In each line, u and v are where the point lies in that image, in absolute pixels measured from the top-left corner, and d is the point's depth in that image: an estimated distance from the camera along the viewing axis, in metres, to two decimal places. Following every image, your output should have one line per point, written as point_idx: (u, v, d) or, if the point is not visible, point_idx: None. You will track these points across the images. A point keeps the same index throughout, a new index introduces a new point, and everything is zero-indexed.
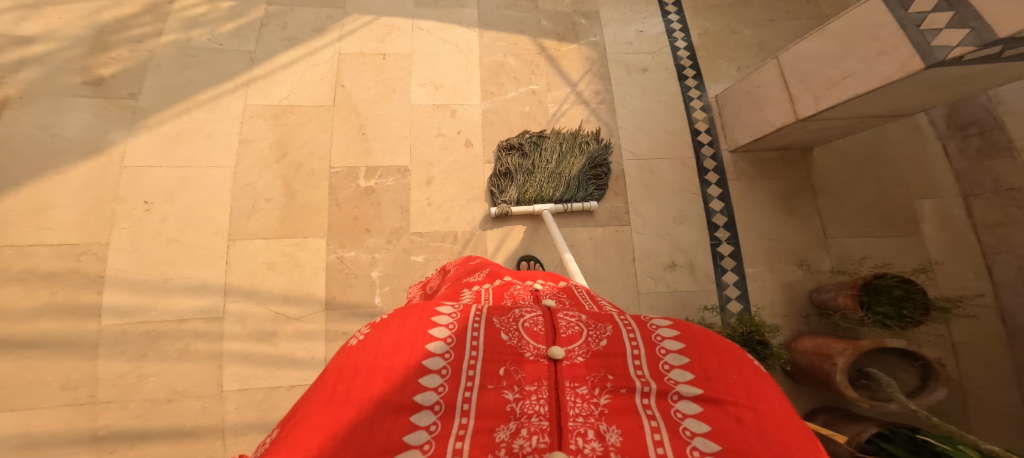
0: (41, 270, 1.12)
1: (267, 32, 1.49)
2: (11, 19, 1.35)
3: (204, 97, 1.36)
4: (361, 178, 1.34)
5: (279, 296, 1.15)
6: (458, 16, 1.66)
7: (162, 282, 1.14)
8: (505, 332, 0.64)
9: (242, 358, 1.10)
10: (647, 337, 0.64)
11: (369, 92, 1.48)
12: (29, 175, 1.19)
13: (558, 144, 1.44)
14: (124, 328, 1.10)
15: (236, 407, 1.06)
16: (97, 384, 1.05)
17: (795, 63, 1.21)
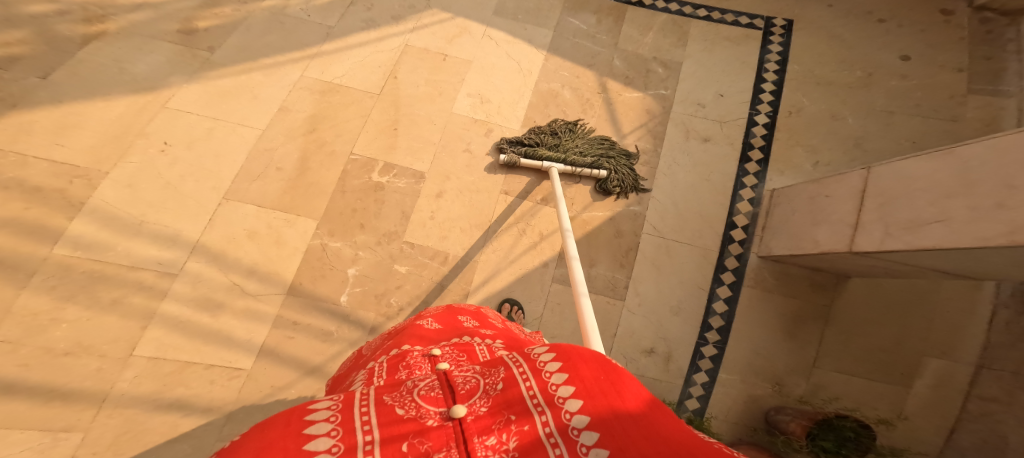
0: (29, 183, 1.15)
1: (353, 11, 1.52)
2: None
3: (268, 61, 1.41)
4: (375, 172, 1.33)
5: (244, 267, 1.16)
6: (532, 34, 1.61)
7: (135, 224, 1.16)
8: (398, 407, 0.45)
9: (170, 325, 1.09)
10: (532, 365, 0.48)
11: (417, 90, 1.46)
12: (76, 94, 1.26)
13: (592, 139, 1.45)
14: (72, 262, 1.10)
15: (134, 374, 1.04)
16: (6, 317, 1.04)
17: (884, 182, 1.03)
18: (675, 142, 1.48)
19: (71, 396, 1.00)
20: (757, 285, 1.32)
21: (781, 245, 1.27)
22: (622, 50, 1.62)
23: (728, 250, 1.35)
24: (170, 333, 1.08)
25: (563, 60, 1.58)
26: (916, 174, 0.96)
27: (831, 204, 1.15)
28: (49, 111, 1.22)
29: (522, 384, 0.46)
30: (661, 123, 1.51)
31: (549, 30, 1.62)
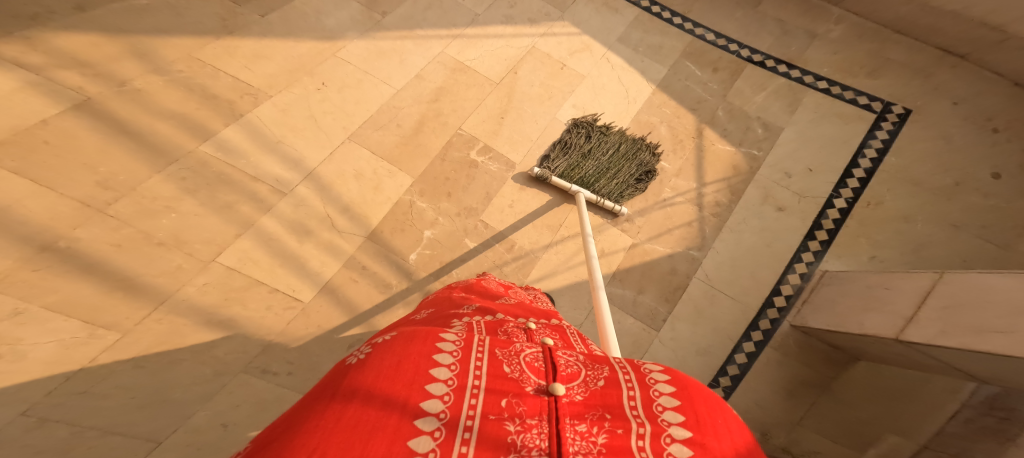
0: (209, 90, 1.30)
1: (497, 5, 1.65)
2: None
3: (420, 33, 1.53)
4: (474, 150, 1.46)
5: (342, 202, 1.31)
6: (646, 68, 1.74)
7: (274, 141, 1.31)
8: (507, 365, 0.61)
9: (259, 239, 1.21)
10: (640, 379, 0.61)
11: (531, 90, 1.57)
12: (277, 34, 1.41)
13: (616, 145, 1.55)
14: (210, 161, 1.23)
15: (203, 281, 1.13)
16: (125, 197, 1.12)
17: (954, 289, 1.08)
18: (751, 202, 1.62)
19: (135, 286, 1.07)
20: (779, 349, 1.45)
21: (819, 320, 1.38)
22: (727, 103, 1.77)
23: (766, 313, 1.49)
24: (257, 248, 1.20)
25: (670, 97, 1.71)
26: (987, 287, 1.03)
27: (888, 295, 1.22)
28: (254, 41, 1.38)
29: (623, 391, 0.59)
30: (745, 183, 1.64)
31: (664, 69, 1.76)
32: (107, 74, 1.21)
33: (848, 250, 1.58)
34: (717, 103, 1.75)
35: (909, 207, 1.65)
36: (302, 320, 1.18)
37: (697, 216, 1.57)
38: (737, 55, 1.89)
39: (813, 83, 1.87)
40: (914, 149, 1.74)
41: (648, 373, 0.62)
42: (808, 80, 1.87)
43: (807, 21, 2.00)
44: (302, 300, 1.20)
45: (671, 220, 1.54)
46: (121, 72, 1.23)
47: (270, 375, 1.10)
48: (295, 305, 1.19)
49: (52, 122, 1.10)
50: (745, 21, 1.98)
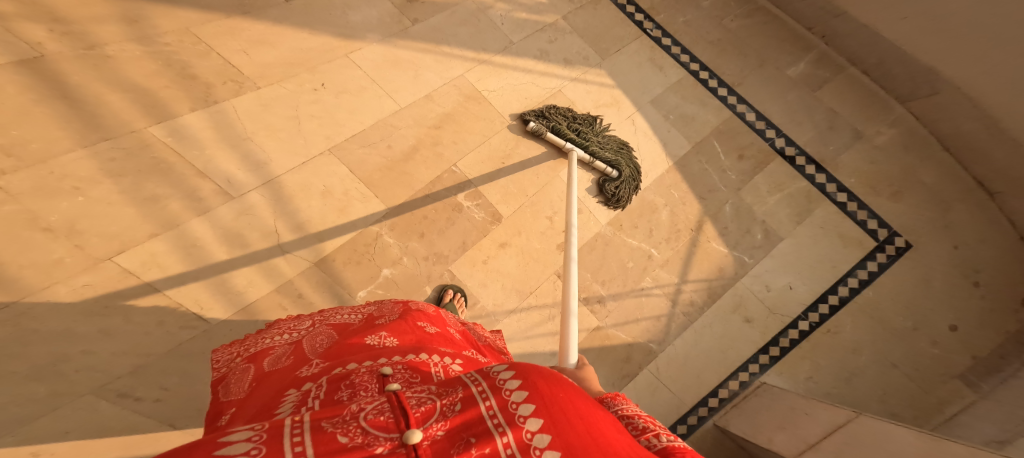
0: (189, 69, 1.14)
1: (536, 36, 1.59)
2: None
3: (445, 50, 1.44)
4: (463, 193, 1.35)
5: (296, 219, 1.15)
6: (670, 139, 1.67)
7: (240, 137, 1.15)
8: (341, 433, 0.37)
9: (177, 244, 1.04)
10: (491, 384, 0.41)
11: (542, 142, 1.48)
12: (293, 22, 1.28)
13: (613, 146, 1.56)
14: (155, 144, 1.07)
15: (82, 283, 0.95)
16: (28, 169, 0.95)
17: (864, 431, 1.08)
18: (720, 307, 1.58)
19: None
20: (696, 446, 1.46)
21: (738, 427, 1.36)
22: (738, 198, 1.69)
23: (695, 411, 1.48)
24: (173, 254, 1.03)
25: (683, 178, 1.65)
26: (887, 432, 1.04)
27: (807, 420, 1.22)
28: (263, 25, 1.24)
29: (481, 405, 0.40)
30: (726, 288, 1.60)
31: (688, 146, 1.68)
32: (78, 35, 1.06)
33: (790, 367, 1.55)
34: (728, 196, 1.68)
35: (865, 341, 1.59)
36: (202, 343, 1.02)
37: (668, 311, 1.54)
38: (770, 142, 1.78)
39: (832, 193, 1.74)
40: (897, 289, 1.65)
41: (500, 373, 0.42)
42: (829, 189, 1.74)
43: (856, 117, 1.84)
44: (209, 322, 1.04)
45: (642, 310, 1.52)
46: (98, 36, 1.08)
47: (131, 401, 0.91)
48: (196, 325, 1.02)
49: None
50: (796, 105, 1.84)
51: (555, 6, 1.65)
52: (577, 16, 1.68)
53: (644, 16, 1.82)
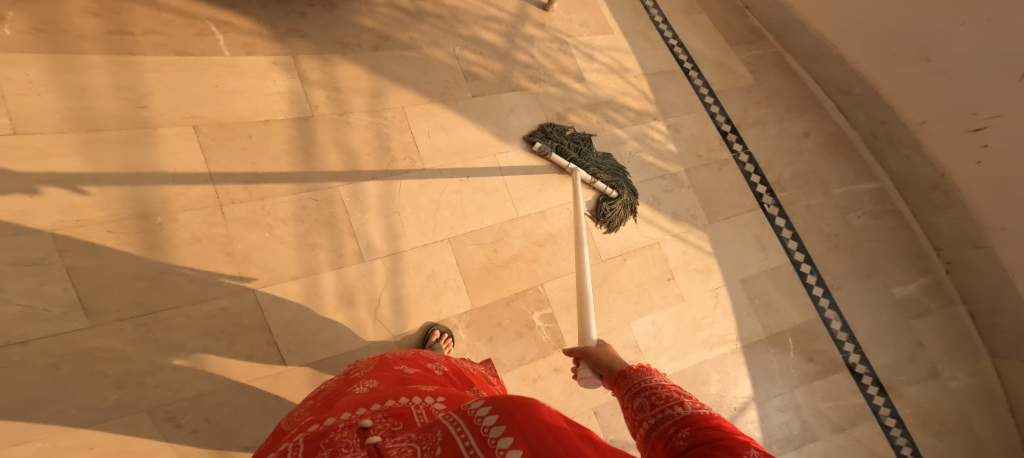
0: (389, 141, 1.33)
1: (657, 181, 1.65)
2: (595, 67, 1.70)
3: (572, 173, 1.55)
4: (539, 311, 1.41)
5: (397, 291, 1.25)
6: (746, 321, 1.65)
7: (391, 208, 1.29)
8: None
9: (307, 290, 1.15)
10: (467, 421, 0.44)
11: (624, 290, 1.54)
12: (469, 116, 1.46)
13: (613, 168, 1.58)
14: (339, 200, 1.23)
15: (220, 305, 1.07)
16: (246, 205, 1.14)
17: None
18: None
19: (171, 279, 1.04)
20: None
21: None
22: (791, 394, 1.61)
23: None
24: (296, 294, 1.14)
25: (746, 361, 1.62)
26: None
27: None
28: (451, 114, 1.43)
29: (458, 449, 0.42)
30: None
31: (761, 334, 1.65)
32: (341, 102, 1.30)
33: None
34: (781, 389, 1.61)
35: None
36: (268, 384, 1.08)
37: None
38: (844, 353, 1.69)
39: (881, 415, 1.64)
40: None
41: (472, 408, 0.44)
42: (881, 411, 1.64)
43: (941, 356, 1.73)
44: (285, 365, 1.10)
45: None
46: (350, 103, 1.31)
47: (173, 426, 0.99)
48: (274, 366, 1.09)
49: (269, 125, 1.21)
50: (886, 327, 1.74)
51: (682, 158, 1.71)
52: (700, 173, 1.72)
53: (767, 188, 1.80)
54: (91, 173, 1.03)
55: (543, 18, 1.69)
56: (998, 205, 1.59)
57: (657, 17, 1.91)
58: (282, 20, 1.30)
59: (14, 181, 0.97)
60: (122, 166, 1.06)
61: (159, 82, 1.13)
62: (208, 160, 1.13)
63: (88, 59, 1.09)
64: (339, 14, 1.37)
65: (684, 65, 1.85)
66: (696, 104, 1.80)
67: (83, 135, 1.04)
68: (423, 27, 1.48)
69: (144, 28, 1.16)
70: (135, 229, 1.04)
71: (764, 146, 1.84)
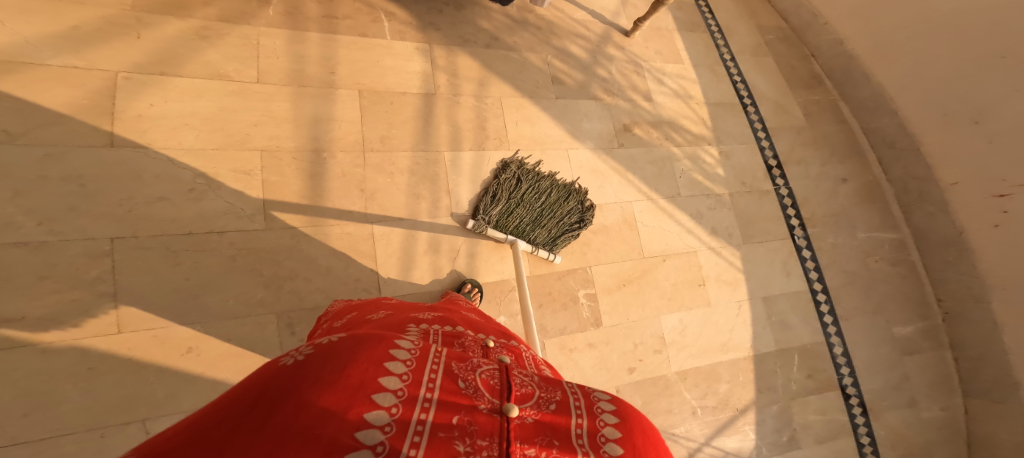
0: (486, 122, 1.58)
1: (703, 198, 1.84)
2: (665, 90, 1.93)
3: (629, 176, 1.74)
4: (585, 289, 1.63)
5: (472, 248, 1.47)
6: (761, 334, 1.85)
7: (479, 178, 1.52)
8: (462, 380, 0.63)
9: (407, 232, 1.39)
10: (587, 405, 0.65)
11: (659, 288, 1.75)
12: (552, 113, 1.69)
13: (549, 191, 1.56)
14: (445, 161, 1.48)
15: (347, 230, 1.31)
16: (380, 156, 1.39)
17: None
18: None
19: (321, 205, 1.30)
20: None
21: None
22: (788, 404, 1.80)
23: None
24: (398, 235, 1.37)
25: (754, 370, 1.80)
26: None
27: None
28: (538, 109, 1.67)
29: (573, 416, 0.63)
30: None
31: (773, 347, 1.84)
32: (457, 86, 1.56)
33: None
34: (780, 398, 1.80)
35: None
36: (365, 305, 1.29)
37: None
38: (839, 375, 1.87)
39: (859, 432, 1.82)
40: None
41: (596, 400, 0.66)
42: (859, 429, 1.82)
43: (923, 391, 1.91)
44: (380, 292, 1.32)
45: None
46: (463, 88, 1.57)
47: (288, 333, 1.20)
48: (371, 291, 1.31)
49: (407, 96, 1.47)
50: (884, 359, 1.92)
51: (727, 183, 1.90)
52: (741, 198, 1.92)
53: (800, 222, 2.00)
54: (291, 115, 1.31)
55: (624, 42, 1.93)
56: (1006, 266, 1.77)
57: (726, 55, 2.13)
58: (425, 14, 1.56)
59: (246, 113, 1.27)
60: (311, 113, 1.34)
61: (347, 57, 1.42)
62: (365, 117, 1.39)
63: (309, 36, 1.39)
64: (465, 14, 1.63)
65: (744, 100, 2.06)
66: (748, 136, 2.00)
67: (294, 88, 1.33)
68: (525, 35, 1.73)
69: (344, 14, 1.45)
70: (307, 160, 1.30)
71: (803, 184, 2.03)
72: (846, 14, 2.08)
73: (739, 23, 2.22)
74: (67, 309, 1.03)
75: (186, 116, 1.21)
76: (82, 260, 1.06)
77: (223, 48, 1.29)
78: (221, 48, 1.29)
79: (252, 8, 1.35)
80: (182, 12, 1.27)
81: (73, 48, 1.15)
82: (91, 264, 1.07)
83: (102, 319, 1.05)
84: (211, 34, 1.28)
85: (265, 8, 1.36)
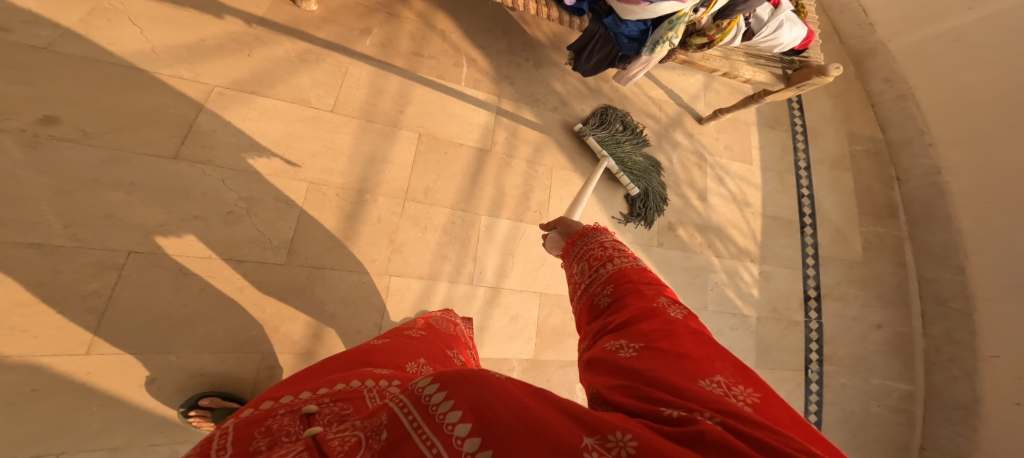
0: (531, 192, 1.52)
1: (730, 318, 1.78)
2: (729, 196, 1.83)
3: (661, 279, 1.67)
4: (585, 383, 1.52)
5: (483, 320, 1.40)
6: None
7: (509, 250, 1.46)
8: None
9: (424, 290, 1.32)
10: (414, 400, 0.48)
11: None
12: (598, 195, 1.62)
13: (639, 157, 1.66)
14: (482, 227, 1.43)
15: (364, 279, 1.27)
16: (418, 208, 1.35)
17: None
18: None
19: (346, 248, 1.26)
20: None
21: None
22: None
23: None
24: (413, 292, 1.30)
25: None
26: None
27: None
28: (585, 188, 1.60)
29: (404, 418, 0.47)
30: None
31: None
32: (513, 146, 1.53)
33: None
34: None
35: None
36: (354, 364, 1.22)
37: None
38: None
39: None
40: None
41: (416, 386, 0.49)
42: None
43: None
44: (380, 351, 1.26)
45: None
46: (518, 149, 1.54)
47: (267, 375, 1.14)
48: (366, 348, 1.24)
49: (461, 148, 1.45)
50: None
51: (754, 303, 1.82)
52: (768, 325, 1.85)
53: (818, 357, 1.90)
54: (349, 150, 1.32)
55: (695, 129, 1.83)
56: (1006, 440, 1.67)
57: (801, 162, 2.01)
58: (504, 67, 1.58)
59: (308, 141, 1.28)
60: (365, 151, 1.34)
61: (420, 97, 1.44)
62: (416, 165, 1.38)
63: (393, 70, 1.43)
64: (541, 73, 1.63)
65: (804, 218, 1.95)
66: (797, 260, 1.91)
67: (362, 122, 1.35)
68: (593, 104, 1.68)
69: (429, 54, 1.49)
70: (349, 199, 1.29)
71: (836, 322, 1.93)
72: (957, 145, 1.92)
73: (829, 128, 2.11)
74: (48, 319, 1.01)
75: (258, 134, 1.24)
76: (85, 271, 1.04)
77: (315, 72, 1.34)
78: (314, 72, 1.34)
79: (353, 36, 1.41)
80: (294, 33, 1.35)
81: (188, 58, 1.23)
82: (94, 276, 1.05)
83: (73, 337, 1.02)
84: (310, 58, 1.35)
85: (364, 37, 1.42)
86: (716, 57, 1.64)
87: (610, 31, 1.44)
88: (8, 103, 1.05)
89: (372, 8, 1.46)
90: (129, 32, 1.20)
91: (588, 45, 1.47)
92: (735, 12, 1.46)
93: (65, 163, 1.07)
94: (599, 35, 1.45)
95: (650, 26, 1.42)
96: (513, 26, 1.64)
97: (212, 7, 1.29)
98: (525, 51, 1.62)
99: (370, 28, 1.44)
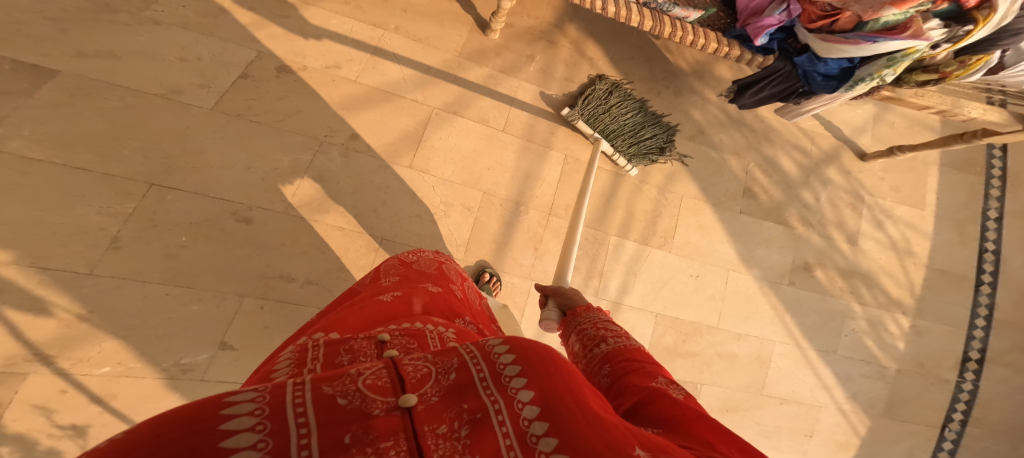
0: (660, 220, 1.60)
1: (859, 364, 1.64)
2: (886, 246, 1.69)
3: (785, 318, 1.62)
4: None
5: None
6: None
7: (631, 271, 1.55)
8: (342, 396, 0.42)
9: None
10: (484, 355, 0.48)
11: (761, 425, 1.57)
12: (730, 228, 1.63)
13: (636, 112, 1.58)
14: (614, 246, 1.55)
15: (512, 280, 1.48)
16: (557, 222, 1.54)
17: None
18: None
19: (502, 252, 1.49)
20: None
21: None
22: None
23: None
24: None
25: None
26: None
27: None
28: (714, 219, 1.62)
29: (473, 369, 0.47)
30: None
31: None
32: (647, 173, 1.62)
33: None
34: None
35: None
36: None
37: None
38: None
39: None
40: None
41: (490, 346, 0.49)
42: None
43: None
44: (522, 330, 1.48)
45: None
46: (650, 176, 1.62)
47: None
48: None
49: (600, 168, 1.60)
50: None
51: (898, 355, 1.66)
52: (908, 379, 1.66)
53: (961, 418, 1.66)
54: (512, 167, 1.55)
55: (854, 166, 1.73)
56: None
57: (992, 211, 1.75)
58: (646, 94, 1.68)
59: (484, 158, 1.54)
60: (524, 167, 1.55)
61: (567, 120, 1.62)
62: (561, 184, 1.57)
63: (549, 96, 1.63)
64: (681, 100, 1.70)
65: (982, 276, 1.72)
66: (964, 321, 1.69)
67: (523, 142, 1.57)
68: (733, 134, 1.70)
69: (580, 79, 1.66)
70: (508, 210, 1.52)
71: (999, 387, 1.68)
72: None
73: None
74: (341, 284, 1.37)
75: (454, 152, 1.52)
76: (353, 251, 1.39)
77: (494, 96, 1.59)
78: (493, 95, 1.59)
79: (521, 62, 1.64)
80: (482, 61, 1.61)
81: (421, 85, 1.55)
82: (366, 256, 1.40)
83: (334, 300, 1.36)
84: (491, 83, 1.60)
85: (529, 64, 1.64)
86: (934, 93, 1.52)
87: (799, 69, 1.46)
88: (334, 124, 1.45)
89: (536, 35, 1.66)
90: (392, 64, 1.54)
91: (764, 79, 1.51)
92: (994, 47, 1.35)
93: (355, 167, 1.44)
94: (783, 71, 1.49)
95: (853, 64, 1.40)
96: (659, 54, 1.73)
97: (435, 39, 1.59)
98: (665, 79, 1.70)
99: (534, 55, 1.65)
